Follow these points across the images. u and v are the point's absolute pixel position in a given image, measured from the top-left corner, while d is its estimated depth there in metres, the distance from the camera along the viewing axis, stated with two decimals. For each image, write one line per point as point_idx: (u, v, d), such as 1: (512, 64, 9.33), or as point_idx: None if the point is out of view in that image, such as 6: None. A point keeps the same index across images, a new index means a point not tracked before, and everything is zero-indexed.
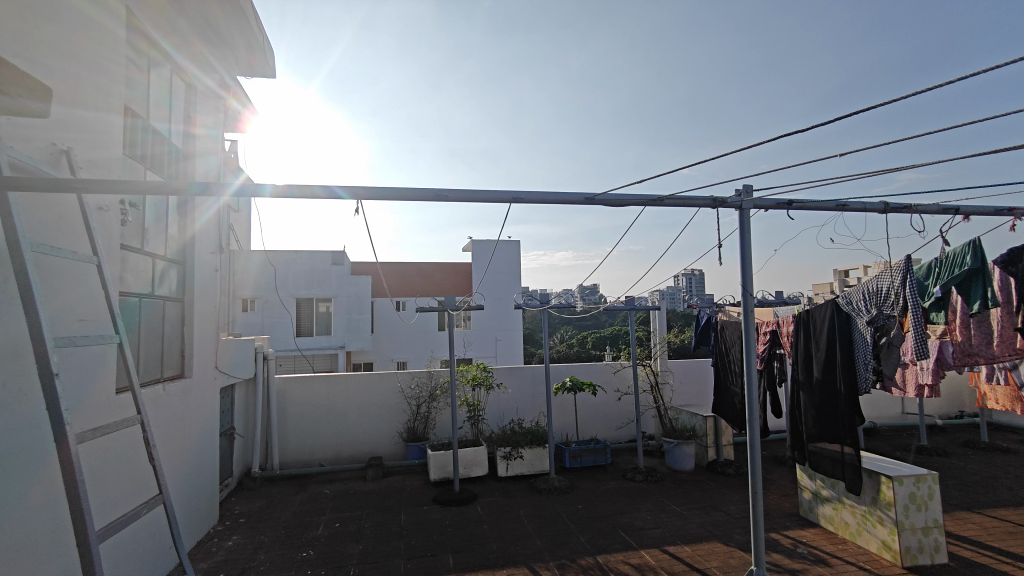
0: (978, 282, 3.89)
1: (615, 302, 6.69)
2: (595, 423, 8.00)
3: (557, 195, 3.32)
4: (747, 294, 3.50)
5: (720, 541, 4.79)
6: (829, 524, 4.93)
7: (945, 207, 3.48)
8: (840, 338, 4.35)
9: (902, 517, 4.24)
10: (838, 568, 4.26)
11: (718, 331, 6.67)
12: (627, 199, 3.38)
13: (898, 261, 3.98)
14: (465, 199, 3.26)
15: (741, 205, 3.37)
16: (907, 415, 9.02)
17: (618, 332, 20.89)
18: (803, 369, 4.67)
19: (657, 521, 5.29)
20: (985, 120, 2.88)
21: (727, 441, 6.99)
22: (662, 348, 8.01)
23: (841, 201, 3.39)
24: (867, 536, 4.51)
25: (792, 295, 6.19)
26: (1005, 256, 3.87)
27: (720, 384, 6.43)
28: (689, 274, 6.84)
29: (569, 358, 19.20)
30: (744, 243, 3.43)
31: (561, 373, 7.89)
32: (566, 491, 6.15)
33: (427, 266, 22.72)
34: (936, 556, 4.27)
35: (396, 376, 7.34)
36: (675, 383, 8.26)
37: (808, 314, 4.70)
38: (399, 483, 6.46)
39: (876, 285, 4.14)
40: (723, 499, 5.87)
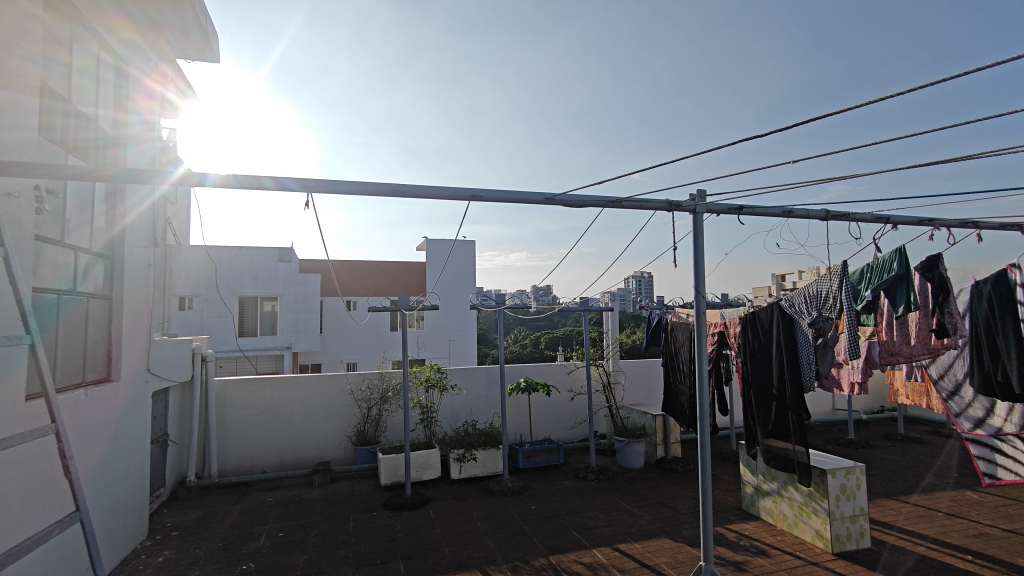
0: (904, 286, 4.18)
1: (569, 303, 6.75)
2: (549, 423, 8.04)
3: (517, 194, 3.28)
4: (700, 296, 3.58)
5: (669, 537, 4.91)
6: (769, 516, 5.16)
7: (877, 216, 3.70)
8: (785, 339, 4.52)
9: (834, 507, 4.49)
10: (777, 558, 4.46)
11: (668, 332, 6.85)
12: (585, 201, 3.39)
13: (836, 266, 4.18)
14: (423, 196, 3.17)
15: (695, 209, 3.45)
16: (837, 411, 9.62)
17: (571, 333, 21.18)
18: (753, 368, 4.82)
19: (609, 519, 5.36)
20: (913, 136, 3.06)
21: (676, 439, 7.20)
22: (615, 348, 8.17)
23: (787, 208, 3.54)
24: (803, 526, 4.75)
25: (736, 298, 6.45)
26: (925, 261, 4.15)
27: (670, 384, 6.61)
28: (642, 276, 7.00)
29: (523, 359, 19.32)
30: (697, 246, 3.52)
31: (516, 374, 7.89)
32: (519, 492, 6.14)
33: (380, 265, 22.22)
34: (862, 542, 4.56)
35: (346, 378, 7.08)
36: (626, 383, 8.43)
37: (754, 314, 4.87)
38: (348, 489, 6.24)
39: (816, 289, 4.34)
40: (671, 495, 6.03)
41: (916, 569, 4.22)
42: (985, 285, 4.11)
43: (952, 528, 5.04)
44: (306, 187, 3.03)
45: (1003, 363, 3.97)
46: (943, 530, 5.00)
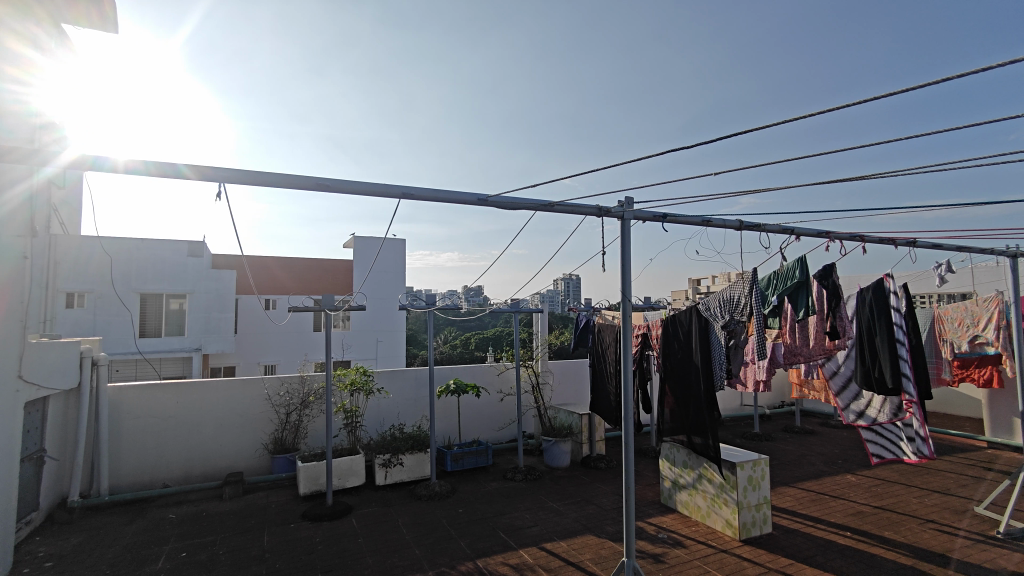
0: (804, 293, 4.56)
1: (501, 304, 6.73)
2: (478, 424, 8.00)
3: (449, 194, 3.21)
4: (626, 299, 3.69)
5: (593, 534, 5.04)
6: (685, 508, 5.45)
7: (784, 227, 4.01)
8: (702, 341, 4.77)
9: (742, 497, 4.80)
10: (692, 548, 4.71)
11: (595, 333, 7.06)
12: (518, 203, 3.38)
13: (747, 273, 4.46)
14: (350, 191, 3.01)
15: (623, 216, 3.56)
16: (744, 406, 10.39)
17: (501, 333, 21.34)
18: (674, 369, 5.04)
19: (535, 519, 5.41)
20: (816, 154, 3.33)
21: (600, 437, 7.42)
22: (544, 349, 8.29)
23: (706, 217, 3.74)
24: (715, 516, 5.05)
25: (658, 301, 6.76)
26: (822, 270, 4.56)
27: (596, 384, 6.80)
28: (571, 279, 7.15)
29: (452, 360, 19.18)
30: (624, 252, 3.63)
31: (445, 376, 7.78)
32: (447, 496, 6.04)
33: (303, 262, 21.11)
34: (765, 528, 4.93)
35: (263, 382, 6.63)
36: (555, 383, 8.58)
37: (673, 317, 5.09)
38: (262, 500, 5.82)
39: (730, 293, 4.62)
40: (595, 492, 6.20)
41: (810, 550, 4.63)
42: (867, 293, 4.63)
43: (838, 509, 5.58)
44: (224, 176, 2.77)
45: (880, 361, 4.45)
46: (831, 512, 5.53)
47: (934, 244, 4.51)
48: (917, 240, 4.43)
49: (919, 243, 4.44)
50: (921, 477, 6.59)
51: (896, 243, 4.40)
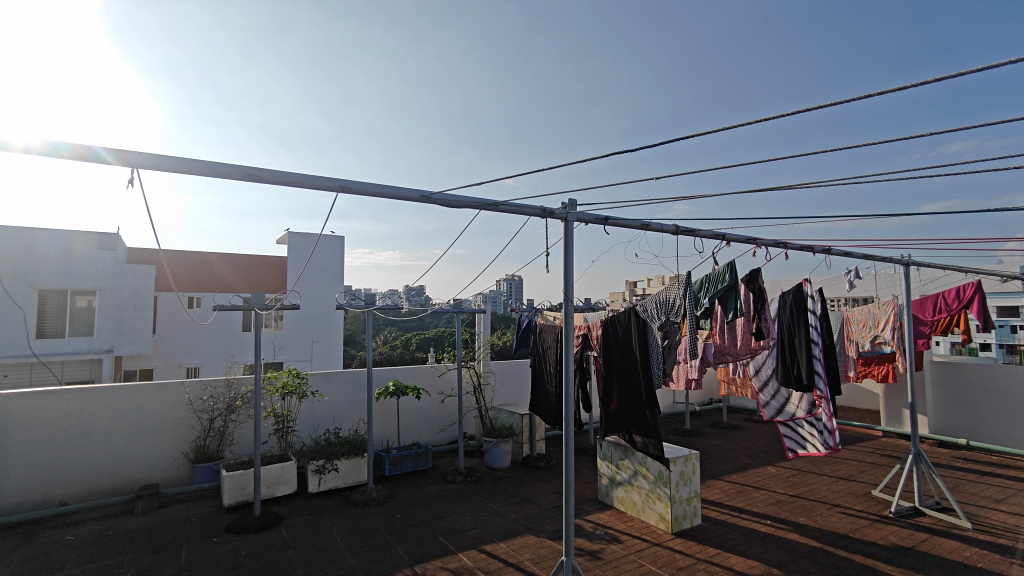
0: (733, 295, 4.78)
1: (443, 304, 6.60)
2: (417, 427, 7.82)
3: (389, 188, 3.09)
4: (569, 300, 3.72)
5: (533, 533, 5.05)
6: (621, 504, 5.59)
7: (716, 233, 4.19)
8: (639, 342, 4.91)
9: (674, 491, 4.99)
10: (627, 543, 4.83)
11: (536, 334, 7.13)
12: (461, 201, 3.32)
13: (681, 276, 4.64)
14: (284, 182, 2.82)
15: (567, 217, 3.59)
16: (676, 403, 10.85)
17: (443, 334, 21.15)
18: (613, 368, 5.14)
19: (475, 521, 5.35)
20: (748, 163, 3.49)
21: (540, 436, 7.49)
22: (485, 349, 8.25)
23: (645, 221, 3.84)
24: (649, 511, 5.22)
25: (598, 302, 6.92)
26: (750, 274, 4.82)
27: (537, 384, 6.84)
28: (513, 279, 7.16)
29: (392, 362, 18.68)
30: (567, 253, 3.65)
31: (384, 377, 7.56)
32: (384, 501, 5.85)
33: (230, 258, 19.83)
34: (694, 520, 5.15)
35: (183, 387, 6.13)
36: (496, 383, 8.55)
37: (612, 318, 5.19)
38: (180, 514, 5.38)
39: (665, 296, 4.78)
40: (535, 492, 6.24)
41: (735, 539, 4.88)
42: (788, 295, 4.94)
43: (759, 499, 5.95)
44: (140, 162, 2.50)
45: (798, 360, 4.78)
46: (753, 502, 5.88)
47: (846, 252, 4.90)
48: (832, 248, 4.79)
49: (834, 250, 4.80)
50: (831, 466, 7.16)
51: (815, 249, 4.73)
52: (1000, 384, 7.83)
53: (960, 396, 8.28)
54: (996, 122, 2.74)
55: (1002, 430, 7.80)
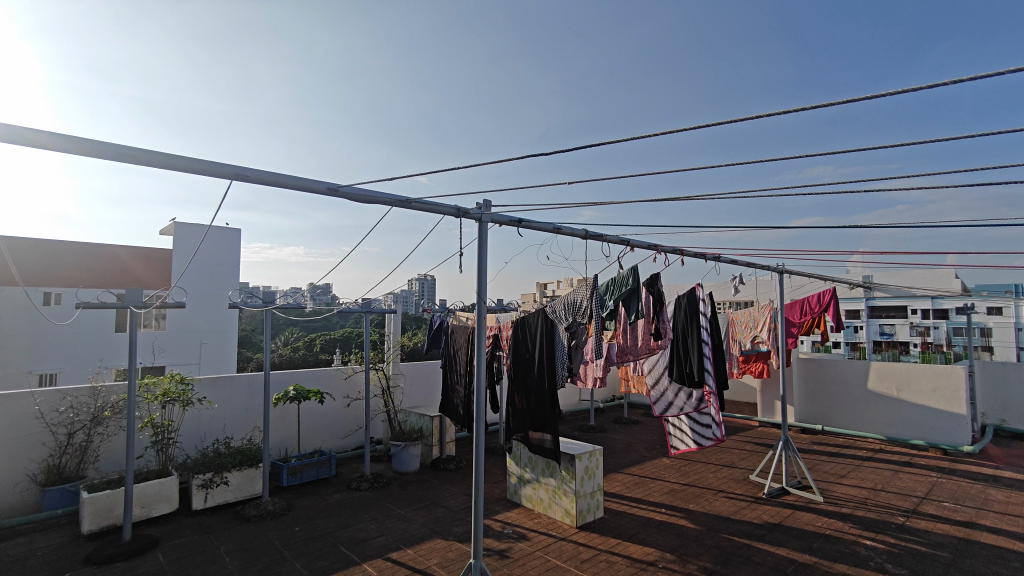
0: (636, 299, 5.03)
1: (350, 304, 6.28)
2: (320, 433, 7.40)
3: (292, 179, 2.87)
4: (481, 301, 3.70)
5: (441, 537, 4.97)
6: (529, 502, 5.70)
7: (622, 239, 4.41)
8: (547, 343, 5.01)
9: (579, 486, 5.17)
10: (535, 540, 4.93)
11: (448, 334, 7.06)
12: (372, 195, 3.18)
13: (588, 280, 4.80)
14: (165, 166, 2.50)
15: (481, 218, 3.58)
16: (582, 401, 11.31)
17: (350, 335, 20.34)
18: (522, 371, 5.20)
19: (381, 529, 5.17)
20: (653, 174, 3.69)
21: (451, 438, 7.41)
22: (396, 351, 7.99)
23: (557, 224, 3.94)
24: (555, 507, 5.37)
25: (510, 303, 7.00)
26: (650, 280, 5.16)
27: (448, 385, 6.77)
28: (425, 279, 7.03)
29: (293, 364, 17.49)
30: (482, 254, 3.64)
31: (283, 381, 7.05)
32: (280, 515, 5.45)
33: (101, 248, 17.44)
34: (597, 512, 5.38)
35: (33, 397, 5.25)
36: (405, 386, 8.32)
37: (523, 319, 5.25)
38: (23, 548, 4.59)
39: (574, 297, 4.93)
40: (444, 494, 6.16)
41: (633, 528, 5.17)
42: (683, 299, 5.36)
43: (655, 489, 6.36)
44: (10, 135, 2.12)
45: (690, 359, 5.16)
46: (649, 492, 6.28)
47: (733, 260, 5.39)
48: (722, 256, 5.26)
49: (723, 259, 5.27)
50: (716, 455, 7.85)
51: (706, 258, 5.15)
52: (846, 376, 9.12)
53: (819, 388, 9.48)
54: (854, 152, 3.09)
55: (848, 416, 9.07)
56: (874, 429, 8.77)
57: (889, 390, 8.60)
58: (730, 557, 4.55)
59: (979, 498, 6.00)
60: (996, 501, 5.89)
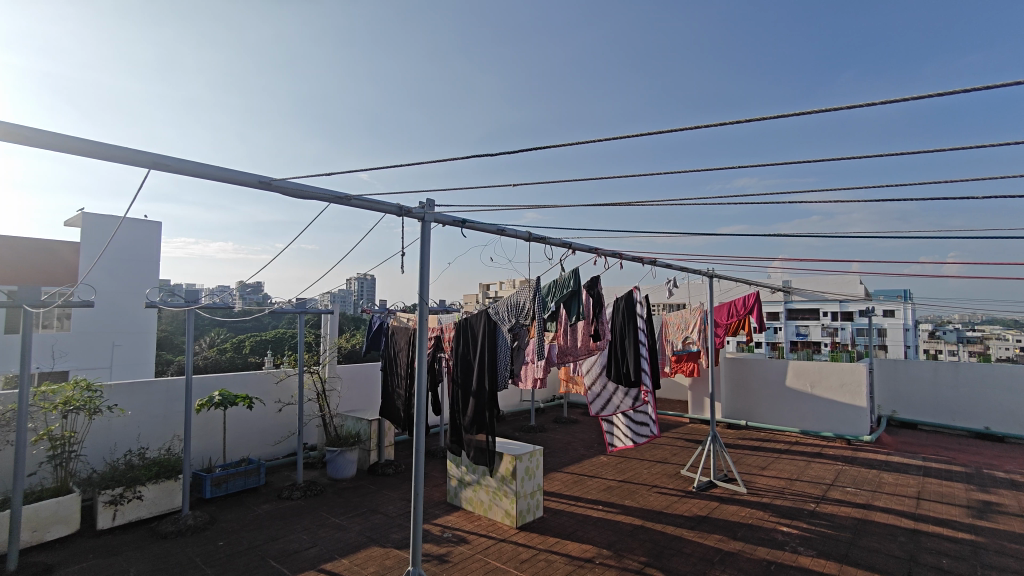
0: (576, 300, 5.10)
1: (283, 304, 5.97)
2: (249, 440, 6.99)
3: (220, 171, 2.69)
4: (423, 302, 3.63)
5: (378, 545, 4.83)
6: (469, 504, 5.66)
7: (564, 242, 4.47)
8: (489, 344, 4.99)
9: (519, 487, 5.19)
10: (475, 543, 4.90)
11: (388, 335, 6.89)
12: (308, 190, 3.03)
13: (530, 281, 4.82)
14: (68, 150, 2.24)
15: (424, 217, 3.51)
16: (524, 401, 11.39)
17: (283, 336, 19.45)
18: (463, 373, 5.13)
19: (314, 539, 4.95)
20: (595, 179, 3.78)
21: (389, 442, 7.22)
22: (332, 353, 7.66)
23: (500, 225, 3.94)
24: (495, 508, 5.37)
25: (452, 304, 6.93)
26: (590, 282, 5.26)
27: (387, 388, 6.60)
28: (364, 278, 6.83)
29: (219, 368, 16.39)
30: (424, 253, 3.57)
31: (208, 386, 6.60)
32: (202, 529, 5.08)
33: None
34: (537, 512, 5.43)
35: None
36: (342, 389, 8.02)
37: (465, 321, 5.21)
38: None
39: (516, 298, 4.93)
40: (382, 500, 6.00)
41: (572, 526, 5.27)
42: (621, 301, 5.52)
43: (593, 487, 6.52)
44: None
45: (628, 359, 5.32)
46: (587, 489, 6.42)
47: (668, 264, 5.63)
48: (658, 260, 5.48)
49: (658, 263, 5.49)
50: (650, 452, 8.16)
51: (643, 262, 5.34)
52: (767, 374, 9.79)
53: (743, 386, 10.10)
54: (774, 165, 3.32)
55: (768, 411, 9.73)
56: (789, 423, 9.47)
57: (804, 386, 9.32)
58: (662, 549, 4.74)
59: (876, 482, 6.64)
60: (891, 485, 6.53)
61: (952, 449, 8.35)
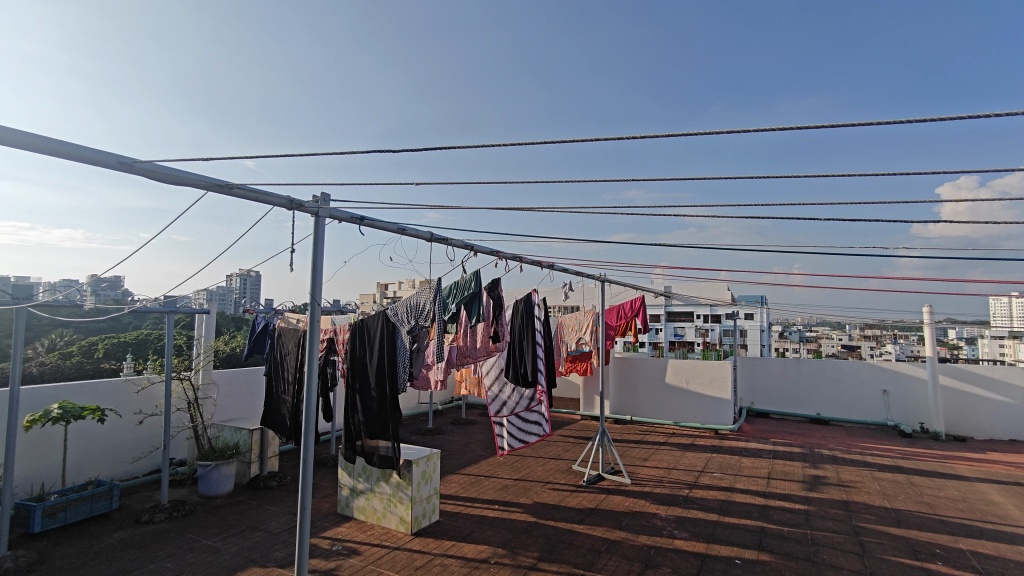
0: (477, 302, 5.13)
1: (147, 302, 5.28)
2: (99, 459, 6.07)
3: (66, 146, 2.31)
4: (315, 302, 3.43)
5: (257, 566, 4.45)
6: (362, 513, 5.44)
7: (466, 243, 4.49)
8: (387, 346, 4.80)
9: (415, 492, 5.09)
10: (367, 554, 4.71)
11: (274, 337, 6.39)
12: (181, 176, 2.73)
13: (432, 283, 4.78)
14: None
15: (318, 212, 3.32)
16: (421, 404, 11.21)
17: (147, 338, 17.31)
18: (360, 377, 4.91)
19: (179, 567, 4.42)
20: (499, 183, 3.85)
21: (273, 452, 6.68)
22: (207, 358, 6.88)
23: (401, 225, 3.84)
24: (390, 515, 5.21)
25: (347, 304, 6.63)
26: (491, 284, 5.33)
27: (272, 394, 6.11)
28: (248, 276, 6.28)
29: (62, 376, 14.09)
30: (317, 251, 3.38)
31: (44, 398, 5.61)
32: (28, 571, 4.30)
33: None
34: (432, 516, 5.37)
35: None
36: (218, 397, 7.29)
37: (362, 322, 4.97)
38: None
39: (416, 299, 4.86)
40: (263, 516, 5.54)
41: (468, 528, 5.28)
42: (520, 303, 5.67)
43: (490, 487, 6.60)
44: None
45: (525, 360, 5.49)
46: (484, 490, 6.49)
47: (565, 269, 5.90)
48: (555, 264, 5.71)
49: (556, 267, 5.72)
50: (544, 449, 8.46)
51: (542, 266, 5.54)
52: (649, 372, 10.63)
53: (629, 383, 10.86)
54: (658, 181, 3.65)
55: (650, 406, 10.56)
56: (667, 416, 10.36)
57: (680, 382, 10.26)
58: (554, 543, 4.93)
59: (737, 466, 7.52)
60: (748, 468, 7.43)
61: (794, 433, 9.73)
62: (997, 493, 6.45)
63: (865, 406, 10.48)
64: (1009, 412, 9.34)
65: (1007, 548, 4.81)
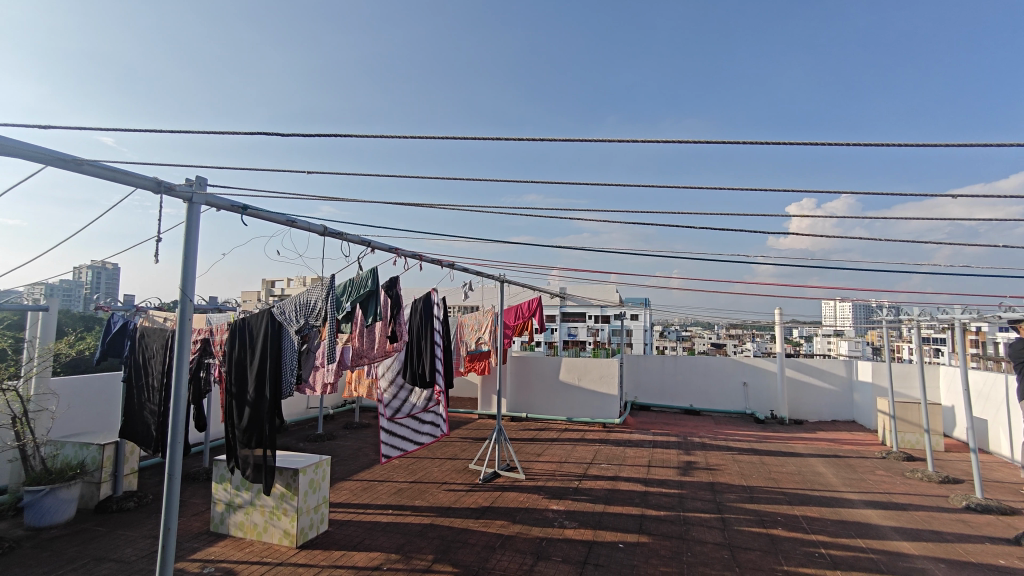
0: (373, 301, 4.94)
1: None
2: None
3: None
4: (186, 296, 3.08)
5: None
6: (239, 530, 5.00)
7: (363, 239, 4.31)
8: (269, 347, 4.43)
9: (301, 502, 4.79)
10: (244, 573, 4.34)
11: (135, 338, 5.64)
12: (12, 146, 2.31)
13: (324, 280, 4.56)
14: None
15: (191, 198, 2.99)
16: (309, 407, 10.77)
17: None
18: (237, 380, 4.49)
19: None
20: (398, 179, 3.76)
21: (130, 469, 5.94)
22: (42, 364, 5.75)
23: (290, 217, 3.60)
24: (272, 530, 4.85)
25: (226, 303, 6.03)
26: (389, 282, 5.17)
27: (132, 403, 5.37)
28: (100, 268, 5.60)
29: None
30: (189, 240, 3.04)
31: None
32: None
33: None
34: (320, 526, 5.09)
35: None
36: (57, 409, 6.22)
37: (244, 321, 4.59)
38: None
39: (307, 297, 4.63)
40: (115, 544, 4.86)
41: (359, 535, 5.08)
42: (419, 302, 5.62)
43: (383, 491, 6.41)
44: None
45: (423, 359, 5.44)
46: (377, 495, 6.29)
47: (466, 268, 5.92)
48: (455, 264, 5.71)
49: (457, 266, 5.73)
50: (440, 450, 8.41)
51: (443, 265, 5.51)
52: (544, 370, 11.03)
53: (525, 382, 11.18)
54: None
55: (544, 403, 10.96)
56: (560, 412, 10.82)
57: (572, 379, 10.79)
58: (449, 543, 4.93)
59: (621, 457, 8.09)
60: (631, 458, 8.04)
61: (671, 424, 10.70)
62: (823, 465, 7.67)
63: (728, 397, 11.84)
64: (834, 398, 11.12)
65: (829, 511, 5.74)
